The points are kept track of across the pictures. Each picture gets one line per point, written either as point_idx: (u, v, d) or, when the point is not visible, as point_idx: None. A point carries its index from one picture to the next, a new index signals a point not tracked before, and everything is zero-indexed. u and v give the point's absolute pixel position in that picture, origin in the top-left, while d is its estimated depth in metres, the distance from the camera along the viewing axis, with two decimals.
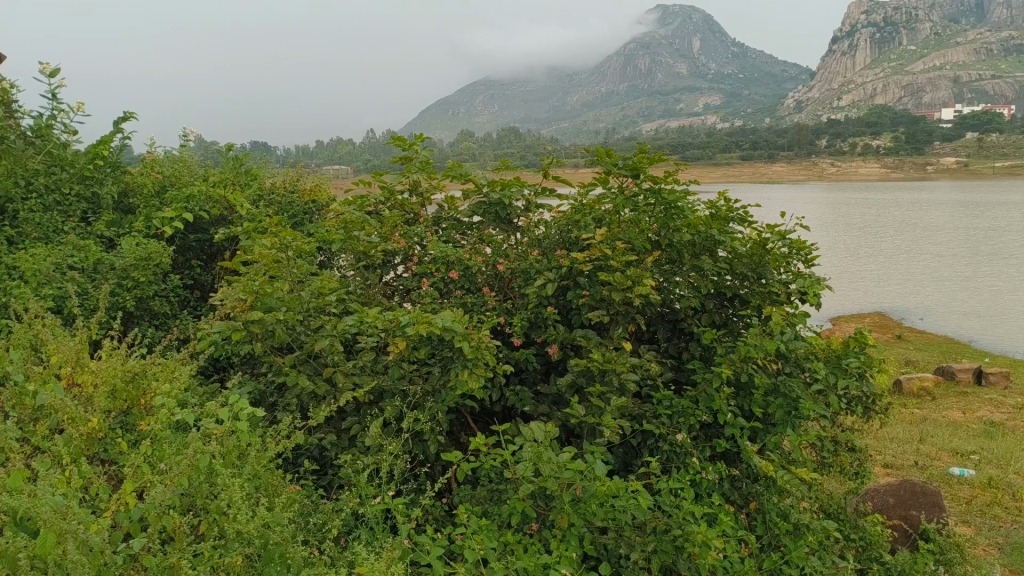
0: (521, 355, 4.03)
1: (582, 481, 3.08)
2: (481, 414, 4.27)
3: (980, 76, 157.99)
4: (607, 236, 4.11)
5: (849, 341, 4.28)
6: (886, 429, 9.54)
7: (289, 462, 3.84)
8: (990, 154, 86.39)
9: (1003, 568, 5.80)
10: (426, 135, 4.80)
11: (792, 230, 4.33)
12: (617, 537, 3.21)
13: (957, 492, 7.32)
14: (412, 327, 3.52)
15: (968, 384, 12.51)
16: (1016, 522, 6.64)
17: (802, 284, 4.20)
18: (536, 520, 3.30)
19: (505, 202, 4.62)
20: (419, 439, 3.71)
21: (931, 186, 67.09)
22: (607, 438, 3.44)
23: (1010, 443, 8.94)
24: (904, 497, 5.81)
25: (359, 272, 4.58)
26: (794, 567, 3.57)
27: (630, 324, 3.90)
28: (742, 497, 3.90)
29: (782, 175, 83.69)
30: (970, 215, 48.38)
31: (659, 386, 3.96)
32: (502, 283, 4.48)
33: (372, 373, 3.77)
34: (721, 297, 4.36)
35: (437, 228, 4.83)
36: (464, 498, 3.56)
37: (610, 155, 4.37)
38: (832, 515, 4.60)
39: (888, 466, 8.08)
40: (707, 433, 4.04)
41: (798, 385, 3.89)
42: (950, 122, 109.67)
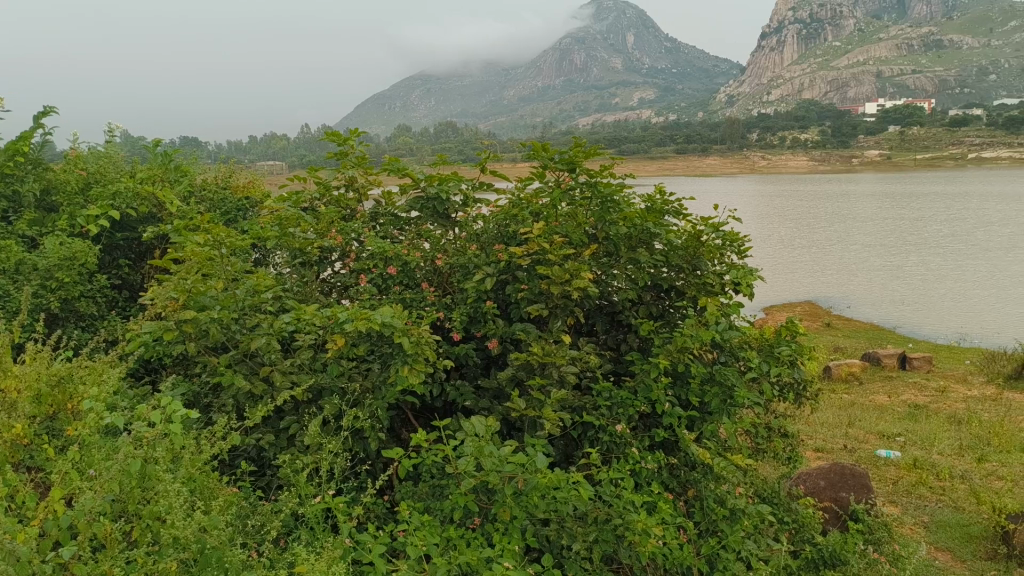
0: (461, 350, 4.03)
1: (523, 473, 3.11)
2: (422, 410, 4.25)
3: (901, 71, 163.22)
4: (544, 229, 4.11)
5: (780, 329, 4.39)
6: (816, 414, 9.80)
7: (224, 464, 3.78)
8: (912, 147, 89.45)
9: (930, 545, 6.03)
10: (361, 130, 4.76)
11: (725, 222, 4.40)
12: (558, 528, 3.24)
13: (884, 473, 7.60)
14: (350, 324, 3.50)
15: (893, 369, 12.93)
16: (940, 500, 6.91)
17: (735, 274, 4.28)
18: (478, 515, 3.31)
19: (443, 197, 4.61)
20: (359, 437, 3.70)
21: (856, 178, 69.06)
22: (547, 430, 3.49)
23: (933, 425, 9.29)
24: (834, 480, 5.98)
25: (295, 270, 4.52)
26: (731, 552, 3.64)
27: (569, 318, 3.94)
28: (680, 485, 3.99)
29: (716, 168, 85.11)
30: (895, 206, 49.93)
31: (597, 377, 4.02)
32: (442, 278, 4.45)
33: (311, 371, 3.73)
34: (658, 289, 4.42)
35: (375, 224, 4.82)
36: (405, 495, 3.54)
37: (547, 149, 4.40)
38: (767, 500, 4.72)
39: (819, 450, 8.33)
40: (645, 424, 4.12)
41: (732, 373, 3.97)
42: (875, 117, 113.04)
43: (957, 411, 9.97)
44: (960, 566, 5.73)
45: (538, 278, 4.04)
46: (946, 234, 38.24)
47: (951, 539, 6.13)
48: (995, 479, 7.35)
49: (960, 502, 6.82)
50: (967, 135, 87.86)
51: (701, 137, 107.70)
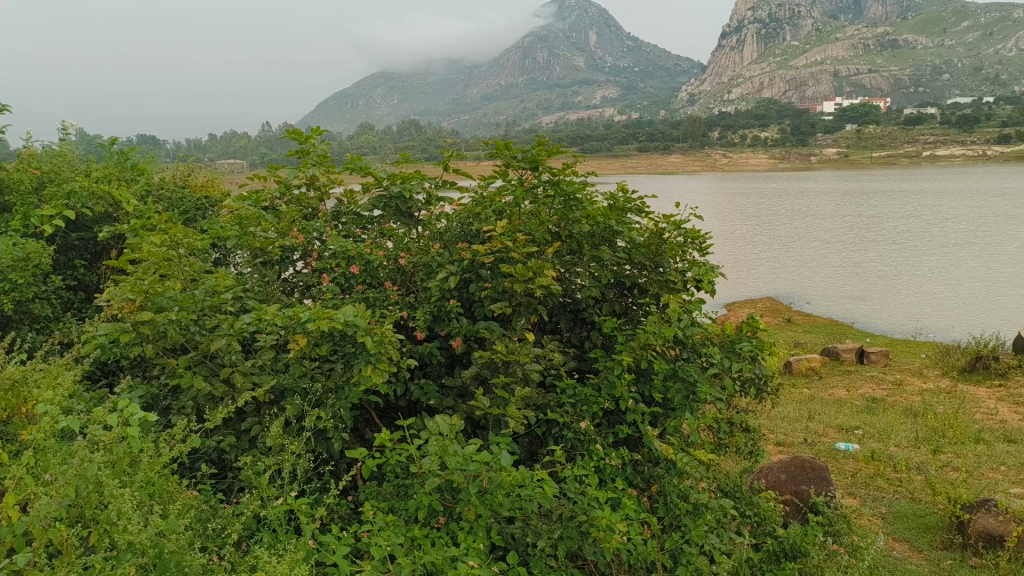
0: (425, 349, 4.01)
1: (487, 472, 3.12)
2: (386, 410, 4.24)
3: (858, 71, 165.92)
4: (507, 228, 4.11)
5: (742, 325, 4.44)
6: (777, 409, 9.94)
7: (185, 467, 3.74)
8: (868, 145, 91.01)
9: (888, 536, 6.15)
10: (322, 128, 4.72)
11: (686, 220, 4.43)
12: (523, 527, 3.26)
13: (844, 466, 7.73)
14: (313, 324, 3.48)
15: (851, 363, 13.15)
16: (897, 491, 7.04)
17: (697, 271, 4.32)
18: (443, 514, 3.30)
19: (406, 196, 4.60)
20: (322, 437, 3.68)
21: (815, 175, 70.11)
22: (511, 428, 3.49)
23: (890, 417, 9.46)
24: (794, 474, 6.06)
25: (256, 269, 4.47)
26: (695, 546, 3.68)
27: (533, 315, 3.94)
28: (644, 481, 4.02)
29: (677, 166, 85.82)
30: (853, 203, 50.78)
31: (562, 375, 4.03)
32: (405, 277, 4.42)
33: (273, 372, 3.69)
34: (621, 287, 4.45)
35: (337, 222, 4.78)
36: (370, 496, 3.53)
37: (509, 148, 4.41)
38: (729, 494, 4.77)
39: (780, 445, 8.45)
40: (609, 420, 4.15)
41: (694, 369, 4.01)
42: (833, 116, 114.77)
43: (913, 404, 10.17)
44: (917, 556, 5.85)
45: (502, 276, 4.05)
46: (903, 230, 38.97)
47: (908, 529, 6.25)
48: (950, 470, 7.51)
49: (916, 492, 6.96)
50: (921, 133, 89.60)
51: (663, 134, 108.52)
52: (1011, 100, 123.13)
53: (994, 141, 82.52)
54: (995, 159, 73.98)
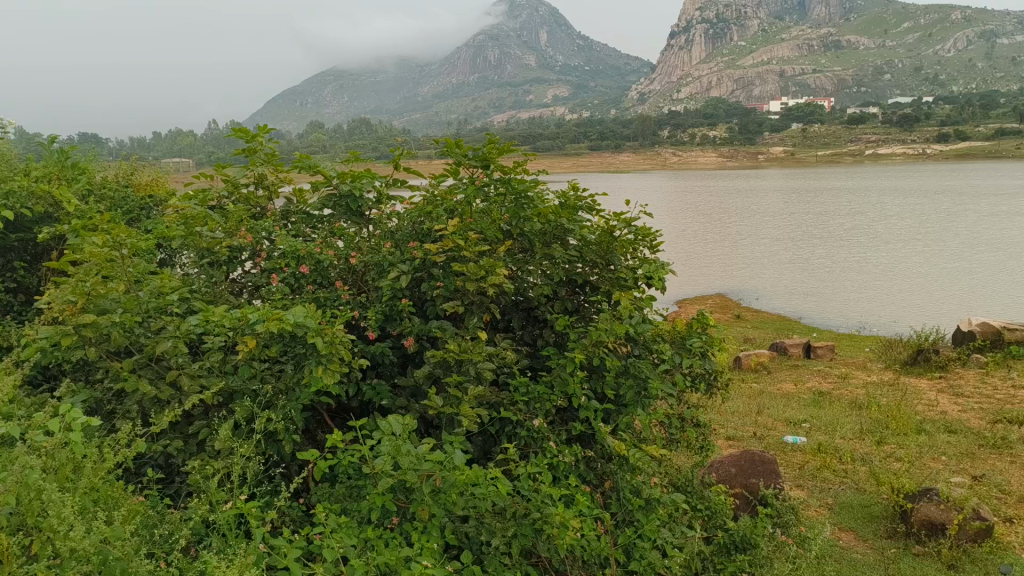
0: (377, 349, 3.99)
1: (441, 472, 3.12)
2: (338, 411, 4.21)
3: (803, 72, 169.17)
4: (459, 227, 4.10)
5: (692, 321, 4.50)
6: (728, 403, 10.08)
7: (130, 472, 3.67)
8: (813, 143, 92.90)
9: (835, 526, 6.28)
10: (269, 126, 4.67)
11: (637, 217, 4.46)
12: (477, 525, 3.26)
13: (792, 458, 7.89)
14: (262, 325, 3.44)
15: (799, 358, 13.40)
16: (844, 482, 7.20)
17: (647, 268, 4.37)
18: (397, 515, 3.29)
19: (356, 195, 4.56)
20: (272, 440, 3.64)
21: (763, 175, 71.33)
22: (464, 427, 3.49)
23: (836, 410, 9.67)
24: (745, 467, 6.15)
25: (203, 270, 4.40)
26: (648, 541, 3.72)
27: (486, 314, 3.94)
28: (597, 477, 4.05)
29: (628, 164, 86.52)
30: (800, 201, 51.78)
31: (515, 373, 4.04)
32: (356, 276, 4.38)
33: (221, 373, 3.64)
34: (573, 285, 4.47)
35: (287, 222, 4.74)
36: (322, 497, 3.50)
37: (460, 147, 4.41)
38: (681, 489, 4.84)
39: (730, 439, 8.58)
40: (563, 417, 4.17)
41: (646, 366, 4.05)
42: (780, 116, 117.00)
43: (858, 396, 10.40)
44: (863, 545, 5.99)
45: (453, 275, 4.04)
46: (849, 227, 39.84)
47: (854, 519, 6.38)
48: (893, 461, 7.70)
49: (861, 483, 7.12)
50: (864, 133, 91.69)
51: (614, 133, 109.59)
52: (950, 99, 126.88)
53: (934, 140, 84.93)
54: (934, 157, 76.17)
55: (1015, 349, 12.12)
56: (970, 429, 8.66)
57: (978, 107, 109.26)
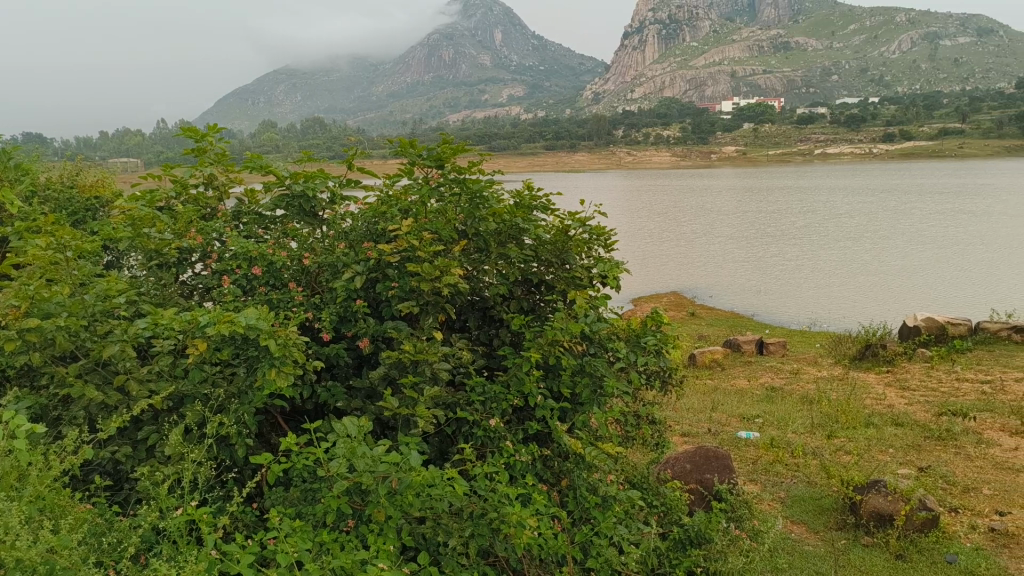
0: (332, 351, 3.95)
1: (397, 473, 3.11)
2: (292, 414, 4.16)
3: (754, 73, 171.76)
4: (413, 227, 4.09)
5: (646, 320, 4.54)
6: (682, 400, 10.20)
7: (77, 480, 3.58)
8: (765, 143, 94.39)
9: (787, 519, 6.38)
10: (219, 126, 4.59)
11: (591, 216, 4.48)
12: (434, 526, 3.24)
13: (745, 453, 8.01)
14: (212, 327, 3.38)
15: (751, 354, 13.61)
16: (795, 476, 7.33)
17: (603, 267, 4.40)
18: (352, 517, 3.27)
19: (309, 195, 4.51)
20: (224, 444, 3.60)
21: (716, 174, 72.24)
22: (421, 428, 3.48)
23: (788, 405, 9.84)
24: (699, 463, 6.22)
25: (151, 272, 4.33)
26: (604, 538, 3.76)
27: (440, 315, 3.93)
28: (554, 476, 4.07)
29: (583, 164, 87.02)
30: (752, 200, 52.54)
31: (470, 373, 4.05)
32: (310, 277, 4.33)
33: (171, 378, 3.56)
34: (528, 284, 4.48)
35: (238, 222, 4.68)
36: (276, 501, 3.46)
37: (414, 146, 4.41)
38: (637, 485, 4.87)
39: (685, 435, 8.69)
40: (519, 417, 4.18)
41: (602, 364, 4.08)
42: (732, 116, 118.62)
43: (809, 391, 10.60)
44: (814, 537, 6.10)
45: (409, 275, 4.02)
46: (801, 225, 40.53)
47: (805, 512, 6.50)
48: (843, 454, 7.85)
49: (812, 476, 7.25)
50: (813, 133, 93.37)
51: (569, 133, 110.08)
52: (895, 99, 129.92)
53: (881, 139, 86.85)
54: (881, 157, 77.91)
55: (959, 343, 12.45)
56: (916, 421, 8.87)
57: (922, 106, 111.99)
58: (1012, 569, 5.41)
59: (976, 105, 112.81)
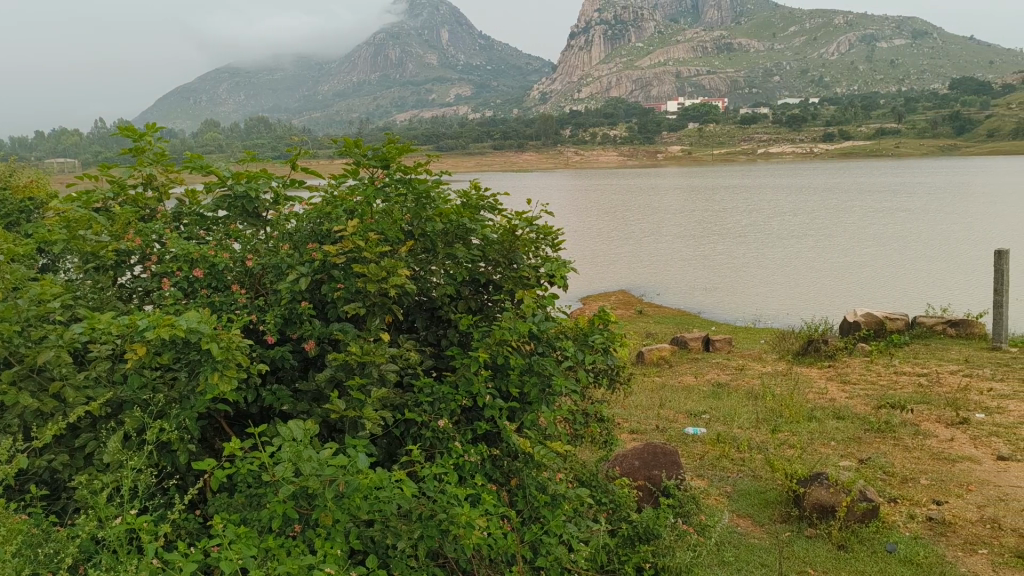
0: (276, 353, 3.89)
1: (344, 476, 3.07)
2: (236, 418, 4.08)
3: (698, 74, 174.66)
4: (359, 227, 4.05)
5: (594, 318, 4.56)
6: (630, 397, 10.30)
7: (12, 490, 3.46)
8: (709, 143, 95.91)
9: (733, 513, 6.47)
10: (158, 125, 4.49)
11: (538, 216, 4.48)
12: (383, 529, 3.21)
13: (692, 449, 8.10)
14: (152, 330, 3.30)
15: (697, 351, 13.80)
16: (740, 470, 7.44)
17: (550, 267, 4.40)
18: (299, 522, 3.23)
19: (252, 195, 4.44)
20: (166, 450, 3.51)
21: (662, 172, 73.10)
22: (368, 430, 3.45)
23: (734, 401, 9.98)
24: (648, 459, 6.27)
25: (88, 275, 4.21)
26: (554, 536, 3.76)
27: (388, 315, 3.89)
28: (503, 475, 4.05)
29: (530, 164, 87.31)
30: (698, 198, 53.32)
31: (418, 374, 4.02)
32: (253, 279, 4.25)
33: (109, 384, 3.47)
34: (476, 284, 4.47)
35: (178, 224, 4.58)
36: (220, 508, 3.39)
37: (359, 146, 4.37)
38: (586, 483, 4.90)
39: (633, 432, 8.77)
40: (467, 416, 4.16)
41: (549, 363, 4.09)
42: (678, 116, 120.29)
43: (753, 387, 10.77)
44: (759, 530, 6.19)
45: (355, 276, 3.97)
46: (746, 223, 41.22)
47: (750, 505, 6.60)
48: (786, 448, 8.00)
49: (758, 471, 7.37)
50: (756, 134, 95.11)
51: (516, 132, 110.18)
52: (834, 100, 133.12)
53: (821, 140, 88.87)
54: (821, 156, 79.77)
55: (897, 337, 12.79)
56: (856, 415, 9.08)
57: (860, 106, 114.95)
58: (948, 556, 5.58)
59: (911, 106, 116.23)
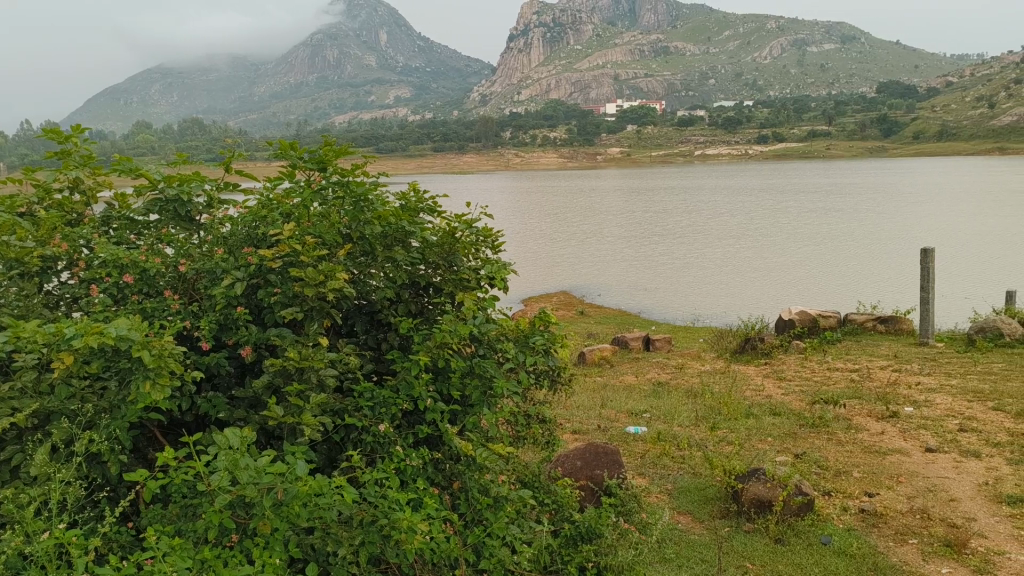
0: (212, 360, 3.79)
1: (282, 483, 3.01)
2: (170, 426, 3.97)
3: (636, 77, 177.08)
4: (296, 230, 3.98)
5: (534, 320, 4.56)
6: (572, 397, 10.36)
7: None
8: (647, 145, 97.34)
9: (674, 510, 6.55)
10: (84, 128, 4.36)
11: (478, 218, 4.46)
12: (323, 536, 3.15)
13: (633, 448, 8.18)
14: (79, 340, 3.18)
15: (638, 350, 13.95)
16: (681, 467, 7.54)
17: (490, 269, 4.39)
18: (237, 532, 3.16)
19: (184, 198, 4.34)
20: (96, 462, 3.40)
21: (602, 175, 73.80)
22: (307, 436, 3.40)
23: (674, 399, 10.12)
24: (590, 460, 6.30)
25: (12, 282, 4.05)
26: (497, 538, 3.76)
27: (326, 320, 3.83)
28: (445, 478, 4.02)
29: (471, 166, 87.44)
30: (639, 200, 53.99)
31: (358, 379, 3.96)
32: (187, 284, 4.14)
33: (35, 395, 3.33)
34: (416, 286, 4.44)
35: (107, 229, 4.45)
36: (153, 520, 3.29)
37: (295, 149, 4.32)
38: (528, 485, 4.90)
39: (576, 433, 8.81)
40: (409, 421, 4.11)
41: (491, 365, 4.06)
42: (617, 119, 121.75)
43: (693, 385, 10.93)
44: (699, 526, 6.28)
45: (292, 281, 3.89)
46: (686, 224, 41.83)
47: (691, 502, 6.69)
48: (725, 444, 8.14)
49: (697, 468, 7.47)
50: (693, 136, 96.84)
51: (457, 134, 110.13)
52: (768, 104, 136.40)
53: (756, 142, 90.90)
54: (756, 157, 81.66)
55: (829, 334, 13.12)
56: (792, 410, 9.28)
57: (792, 112, 118.00)
58: (881, 547, 5.73)
59: (841, 109, 119.55)
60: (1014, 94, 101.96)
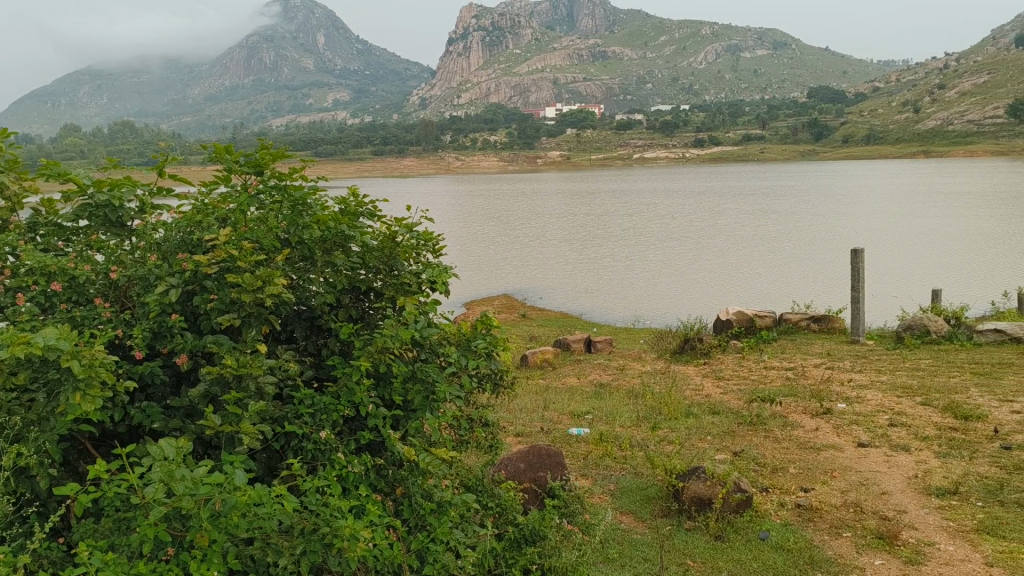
0: (146, 369, 3.69)
1: (220, 494, 2.94)
2: (103, 438, 3.86)
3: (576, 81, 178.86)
4: (232, 235, 3.91)
5: (476, 324, 4.55)
6: (515, 400, 10.38)
7: None
8: (587, 148, 98.39)
9: (616, 510, 6.61)
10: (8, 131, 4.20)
11: (418, 222, 4.44)
12: (264, 546, 3.09)
13: (576, 449, 8.23)
14: (4, 349, 3.06)
15: (580, 352, 14.06)
16: (623, 468, 7.60)
17: (431, 273, 4.36)
18: (172, 545, 3.08)
19: (115, 203, 4.20)
20: (24, 476, 3.29)
21: (543, 177, 74.34)
22: (246, 444, 3.34)
23: (615, 400, 10.23)
24: (532, 462, 6.31)
25: None
26: (440, 543, 3.75)
27: (264, 326, 3.76)
28: (388, 484, 3.96)
29: (411, 169, 87.10)
30: (579, 203, 54.46)
31: (298, 386, 3.90)
32: (118, 292, 4.02)
33: None
34: (357, 291, 4.39)
35: (34, 235, 4.30)
36: (84, 535, 3.19)
37: (230, 152, 4.23)
38: (472, 488, 4.90)
39: (519, 435, 8.83)
40: (350, 427, 4.07)
41: (433, 370, 4.05)
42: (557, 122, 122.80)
43: (634, 386, 11.06)
44: (642, 525, 6.35)
45: (229, 287, 3.82)
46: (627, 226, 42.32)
47: (633, 502, 6.76)
48: (666, 444, 8.24)
49: (639, 468, 7.55)
50: (632, 138, 98.20)
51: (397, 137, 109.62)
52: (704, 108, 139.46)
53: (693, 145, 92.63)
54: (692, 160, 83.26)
55: (766, 334, 13.40)
56: (730, 409, 9.45)
57: (727, 116, 120.75)
58: (816, 540, 5.88)
59: (775, 113, 122.42)
60: (938, 99, 105.96)
